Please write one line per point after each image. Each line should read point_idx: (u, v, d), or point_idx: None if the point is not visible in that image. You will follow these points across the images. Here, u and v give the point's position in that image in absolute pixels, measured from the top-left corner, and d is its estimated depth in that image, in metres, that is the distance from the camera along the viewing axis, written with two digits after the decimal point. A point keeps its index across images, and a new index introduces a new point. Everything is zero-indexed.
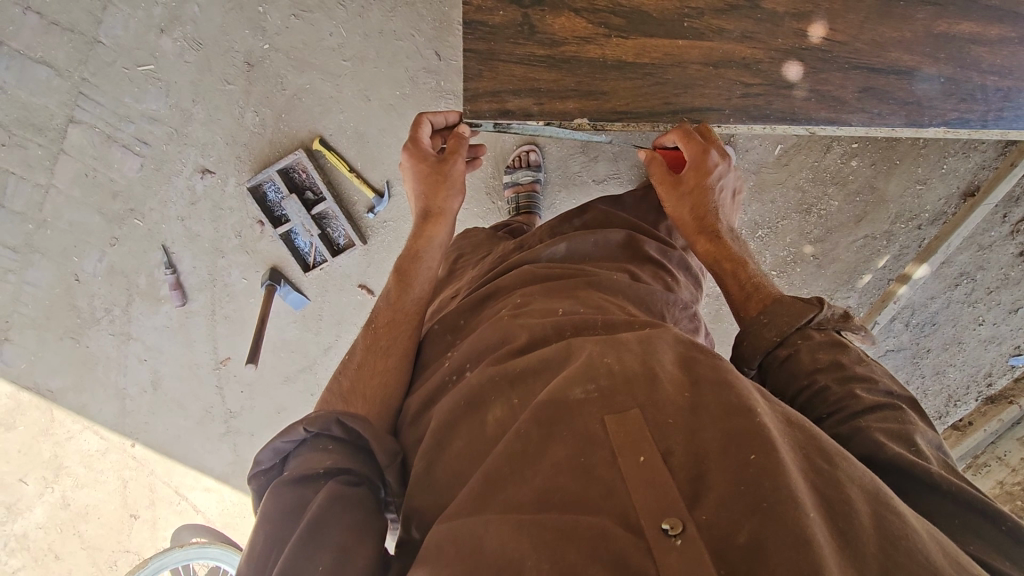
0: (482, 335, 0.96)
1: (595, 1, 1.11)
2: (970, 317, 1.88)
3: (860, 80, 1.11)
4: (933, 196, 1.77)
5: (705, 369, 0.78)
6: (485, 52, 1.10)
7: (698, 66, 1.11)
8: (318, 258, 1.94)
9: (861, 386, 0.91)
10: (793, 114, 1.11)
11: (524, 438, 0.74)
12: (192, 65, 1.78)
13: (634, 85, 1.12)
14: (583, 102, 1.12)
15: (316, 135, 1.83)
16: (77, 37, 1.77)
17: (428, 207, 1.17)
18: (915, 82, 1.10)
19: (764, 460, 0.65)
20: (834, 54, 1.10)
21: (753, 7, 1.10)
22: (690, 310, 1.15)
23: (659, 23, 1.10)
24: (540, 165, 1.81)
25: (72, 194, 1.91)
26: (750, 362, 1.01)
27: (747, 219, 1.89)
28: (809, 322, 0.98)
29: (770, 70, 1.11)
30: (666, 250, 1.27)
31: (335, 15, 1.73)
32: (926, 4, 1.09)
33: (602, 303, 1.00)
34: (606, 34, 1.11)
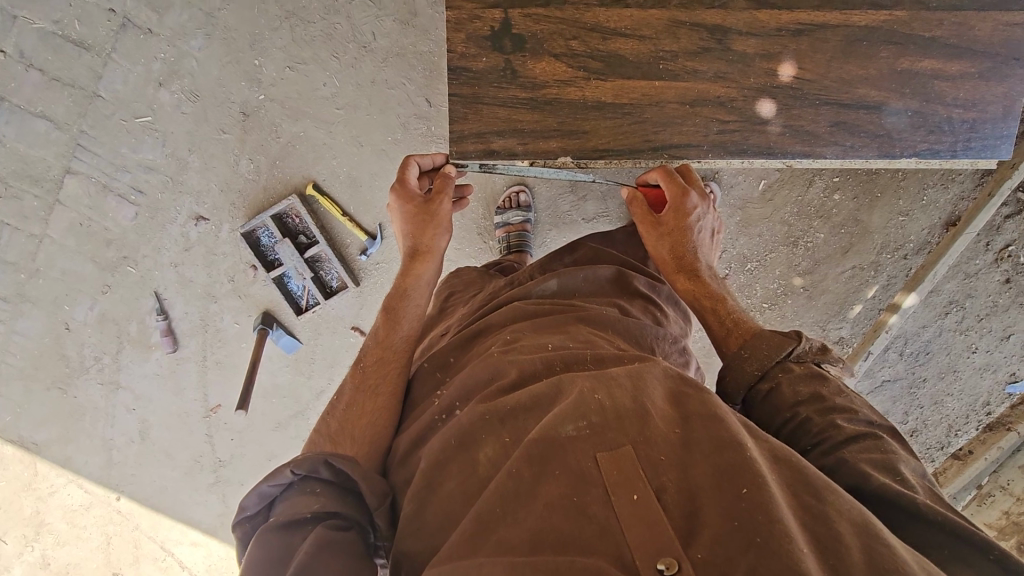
0: (473, 369, 0.96)
1: (574, 46, 1.14)
2: (962, 345, 1.89)
3: (831, 114, 1.14)
4: (916, 226, 1.82)
5: (695, 404, 0.78)
6: (469, 95, 1.14)
7: (674, 105, 1.15)
8: (311, 300, 1.95)
9: (842, 416, 0.90)
10: (768, 149, 1.15)
11: (516, 477, 0.72)
12: (189, 116, 1.83)
13: (615, 124, 1.15)
14: (566, 141, 1.15)
15: (309, 181, 1.87)
16: (77, 92, 1.82)
17: (416, 245, 1.19)
18: (883, 116, 1.14)
19: (755, 495, 0.64)
20: (806, 92, 1.14)
21: (724, 49, 1.14)
22: (680, 343, 1.15)
23: (636, 65, 1.14)
24: (529, 205, 1.85)
25: (66, 243, 1.93)
26: (734, 396, 1.01)
27: (736, 253, 1.94)
28: (789, 355, 0.99)
29: (745, 108, 1.15)
30: (655, 285, 1.28)
31: (328, 66, 1.79)
32: (889, 43, 1.12)
33: (591, 338, 1.00)
34: (586, 77, 1.15)
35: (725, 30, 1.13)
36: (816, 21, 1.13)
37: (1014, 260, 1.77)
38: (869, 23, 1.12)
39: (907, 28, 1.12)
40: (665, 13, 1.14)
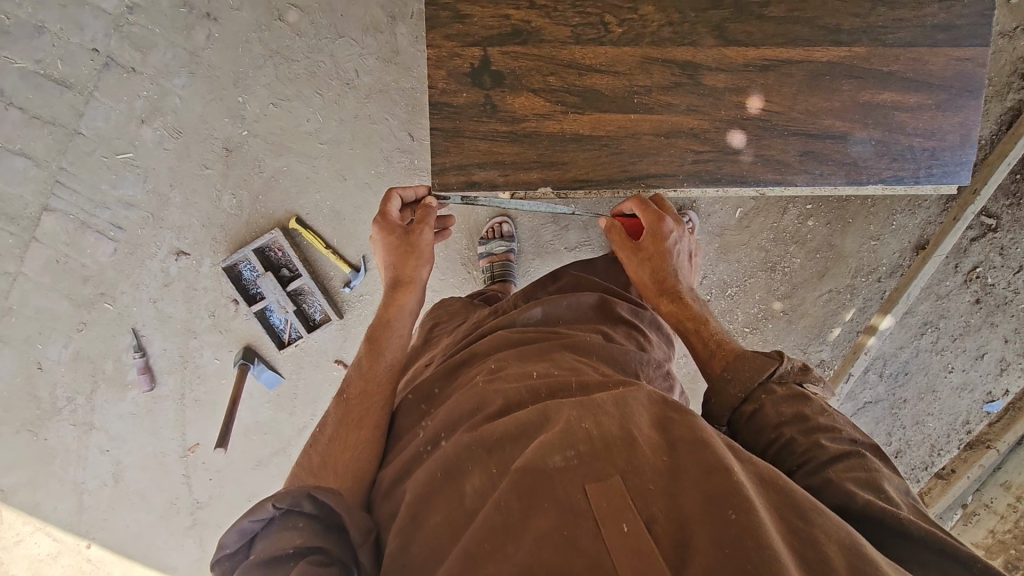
0: (458, 399, 0.95)
1: (551, 81, 1.18)
2: (940, 364, 1.99)
3: (799, 144, 1.19)
4: (888, 250, 1.91)
5: (681, 429, 0.78)
6: (451, 129, 1.17)
7: (649, 137, 1.18)
8: (293, 334, 1.92)
9: (826, 436, 0.91)
10: (741, 177, 1.19)
11: (505, 510, 0.71)
12: (172, 152, 1.84)
13: (593, 155, 1.18)
14: (546, 172, 1.18)
15: (292, 215, 1.87)
16: (58, 129, 1.82)
17: (398, 275, 1.19)
18: (849, 145, 1.18)
19: (744, 519, 0.64)
20: (774, 124, 1.18)
21: (694, 83, 1.18)
22: (663, 367, 1.15)
23: (611, 99, 1.18)
24: (513, 235, 1.88)
25: (42, 281, 1.89)
26: (720, 418, 1.02)
27: (716, 279, 1.98)
28: (771, 376, 1.00)
29: (717, 139, 1.18)
30: (638, 310, 1.29)
31: (312, 102, 1.81)
32: (851, 76, 1.17)
33: (576, 364, 1.01)
34: (563, 110, 1.18)
35: (696, 66, 1.18)
36: (777, 57, 1.17)
37: (981, 281, 1.94)
38: (830, 57, 1.17)
39: (866, 64, 1.17)
40: (637, 50, 1.18)
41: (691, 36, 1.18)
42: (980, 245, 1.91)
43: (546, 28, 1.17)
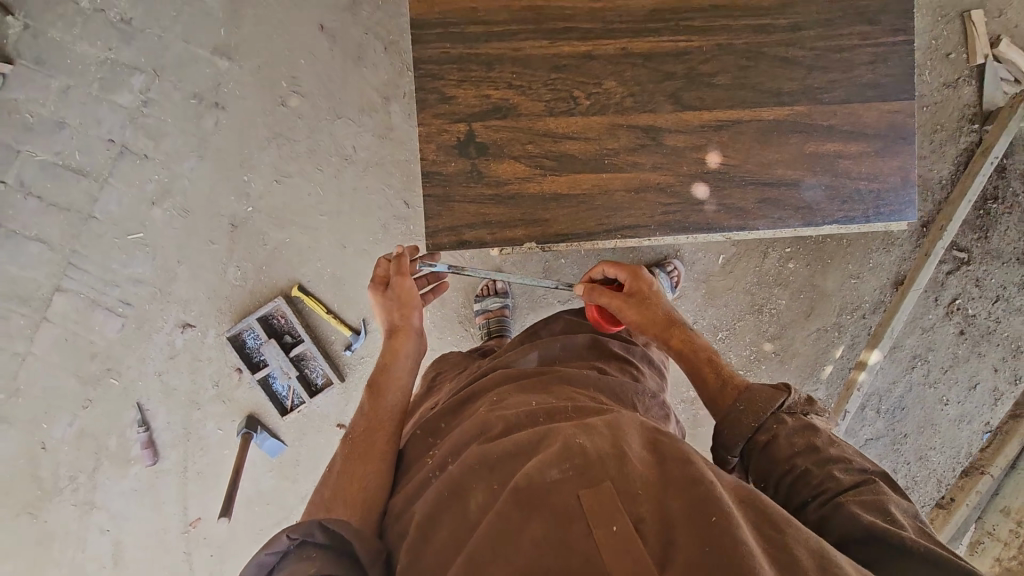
0: (461, 429, 0.99)
1: (530, 148, 1.26)
2: (935, 397, 2.07)
3: (756, 193, 1.27)
4: (868, 287, 2.02)
5: (669, 448, 0.82)
6: (442, 195, 1.25)
7: (621, 193, 1.26)
8: (296, 400, 1.96)
9: (839, 467, 0.95)
10: (707, 226, 1.27)
11: (504, 517, 0.74)
12: (180, 230, 1.94)
13: (572, 212, 1.26)
14: (529, 229, 1.26)
15: (294, 283, 1.95)
16: (73, 214, 1.93)
17: (391, 322, 1.25)
18: (802, 190, 1.26)
19: (724, 523, 0.69)
20: (733, 175, 1.26)
21: (656, 143, 1.26)
22: (658, 397, 1.20)
23: (583, 161, 1.26)
24: (506, 291, 1.96)
25: (50, 359, 1.95)
26: (731, 449, 1.03)
27: (706, 324, 2.04)
28: (782, 406, 1.01)
29: (682, 191, 1.26)
30: (629, 346, 1.34)
31: (313, 178, 1.94)
32: (796, 129, 1.26)
33: (573, 394, 1.05)
34: (541, 174, 1.26)
35: (657, 129, 1.26)
36: (729, 117, 1.26)
37: (962, 312, 2.06)
38: (777, 115, 1.26)
39: (809, 118, 1.26)
40: (605, 118, 1.26)
41: (650, 104, 1.26)
42: (956, 278, 2.06)
43: (521, 104, 1.25)
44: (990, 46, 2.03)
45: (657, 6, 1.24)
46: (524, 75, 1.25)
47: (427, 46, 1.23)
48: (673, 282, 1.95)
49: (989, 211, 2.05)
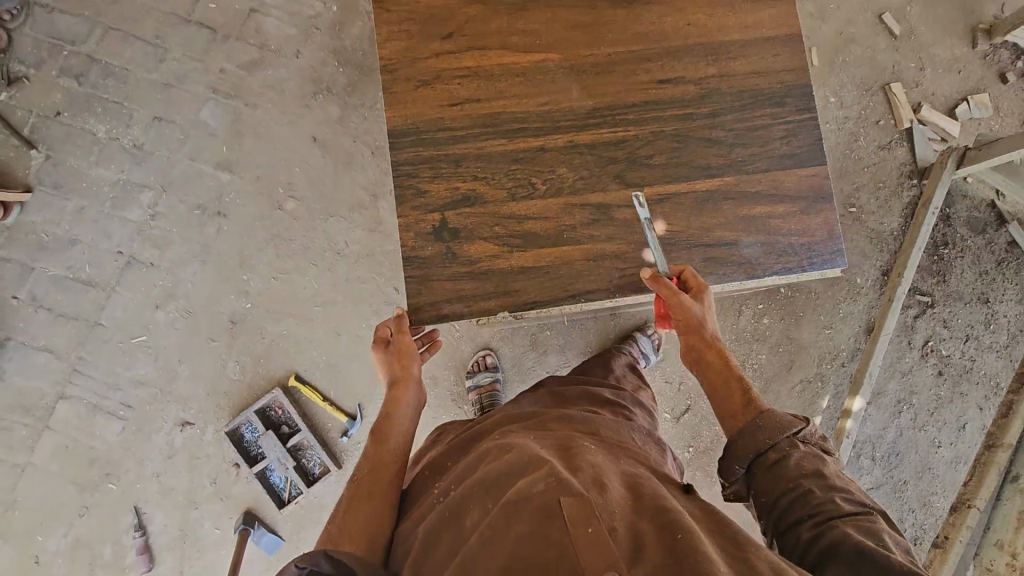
0: (461, 466, 1.04)
1: (495, 224, 1.08)
2: (927, 441, 2.12)
3: (700, 254, 1.09)
4: (842, 336, 2.14)
5: (646, 485, 0.91)
6: (418, 276, 1.06)
7: (581, 262, 1.08)
8: (293, 491, 1.97)
9: (840, 494, 0.98)
10: (663, 285, 1.09)
11: (494, 525, 0.80)
12: (182, 330, 2.04)
13: (541, 283, 1.08)
14: (503, 304, 1.07)
15: (292, 373, 2.02)
16: (81, 322, 2.04)
17: (392, 374, 1.29)
18: (741, 249, 1.09)
19: (688, 537, 0.77)
20: (682, 242, 1.09)
21: (605, 213, 1.09)
22: (651, 436, 1.28)
23: (546, 231, 1.08)
24: (497, 366, 2.04)
25: (50, 467, 1.98)
26: (739, 462, 1.07)
27: (694, 384, 2.10)
28: (797, 433, 1.06)
29: (634, 258, 1.09)
30: (619, 392, 1.41)
31: (308, 272, 2.07)
32: (727, 195, 1.10)
33: (571, 431, 1.12)
34: (505, 248, 1.08)
35: (606, 205, 1.09)
36: (672, 189, 1.10)
37: (936, 354, 2.15)
38: (709, 187, 1.10)
39: (742, 184, 1.10)
40: (562, 197, 1.09)
41: (598, 183, 1.09)
42: (923, 321, 2.16)
43: (483, 189, 1.08)
44: (914, 112, 2.29)
45: (595, 102, 1.10)
46: (486, 167, 1.08)
47: (399, 150, 1.08)
48: (654, 346, 2.04)
49: (942, 256, 2.19)
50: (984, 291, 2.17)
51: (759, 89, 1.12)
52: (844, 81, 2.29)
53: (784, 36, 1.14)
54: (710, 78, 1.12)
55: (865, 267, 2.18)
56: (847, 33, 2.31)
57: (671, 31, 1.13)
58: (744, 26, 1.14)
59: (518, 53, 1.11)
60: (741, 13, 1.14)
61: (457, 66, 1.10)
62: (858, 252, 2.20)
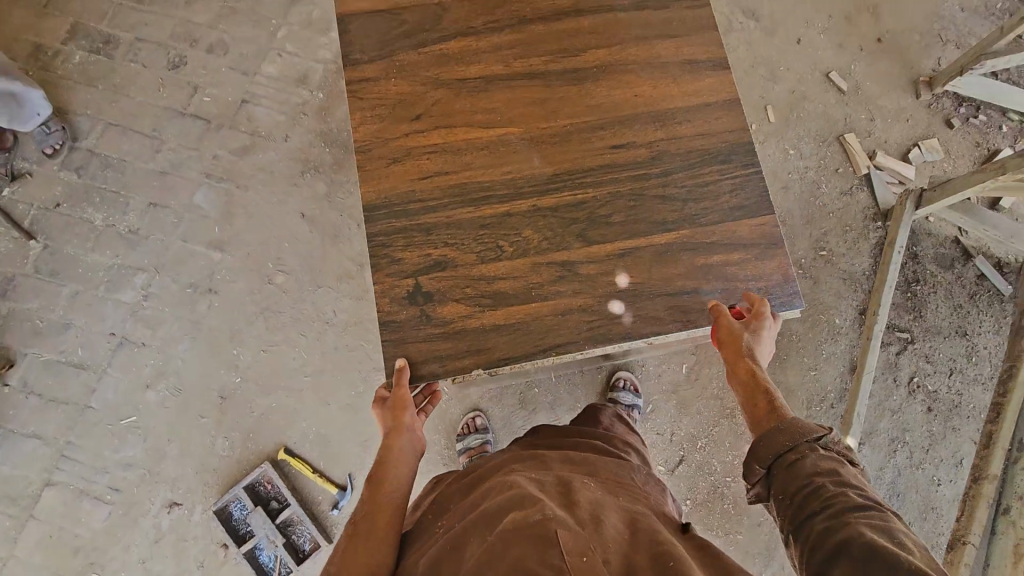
0: (465, 506, 1.08)
1: (467, 286, 1.13)
2: (926, 480, 2.12)
3: (665, 302, 1.14)
4: (828, 377, 2.20)
5: (643, 520, 1.02)
6: (396, 338, 1.11)
7: (549, 317, 1.13)
8: (283, 570, 1.94)
9: (855, 492, 0.89)
10: (629, 335, 1.13)
11: (492, 549, 0.85)
12: (171, 408, 2.05)
13: (513, 339, 1.12)
14: (478, 361, 1.11)
15: (281, 446, 2.02)
16: (70, 406, 2.05)
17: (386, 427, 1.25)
18: (702, 296, 1.15)
19: (677, 565, 0.87)
20: (645, 292, 1.15)
21: (569, 269, 1.15)
22: (654, 477, 1.31)
23: (516, 290, 1.14)
24: (486, 426, 2.05)
25: (34, 558, 1.95)
26: (758, 460, 0.98)
27: (684, 434, 2.11)
28: (818, 438, 0.96)
29: (600, 309, 1.14)
30: (616, 440, 1.45)
31: (298, 343, 2.11)
32: (684, 246, 1.17)
33: (568, 470, 1.17)
34: (478, 308, 1.13)
35: (569, 262, 1.15)
36: (632, 245, 1.16)
37: (923, 390, 2.17)
38: (667, 240, 1.17)
39: (698, 236, 1.17)
40: (528, 257, 1.15)
41: (562, 242, 1.16)
42: (906, 357, 2.19)
43: (455, 254, 1.14)
44: (870, 159, 2.42)
45: (554, 170, 1.19)
46: (456, 234, 1.15)
47: (375, 222, 1.16)
48: (632, 390, 2.10)
49: (916, 292, 2.25)
50: (961, 324, 2.22)
51: (706, 148, 1.22)
52: (802, 134, 2.43)
53: (726, 100, 1.25)
54: (660, 140, 1.22)
55: (842, 308, 2.25)
56: (798, 91, 2.48)
57: (621, 102, 1.24)
58: (687, 93, 1.24)
59: (481, 130, 1.20)
60: (684, 81, 1.25)
61: (425, 143, 1.19)
62: (834, 293, 2.26)
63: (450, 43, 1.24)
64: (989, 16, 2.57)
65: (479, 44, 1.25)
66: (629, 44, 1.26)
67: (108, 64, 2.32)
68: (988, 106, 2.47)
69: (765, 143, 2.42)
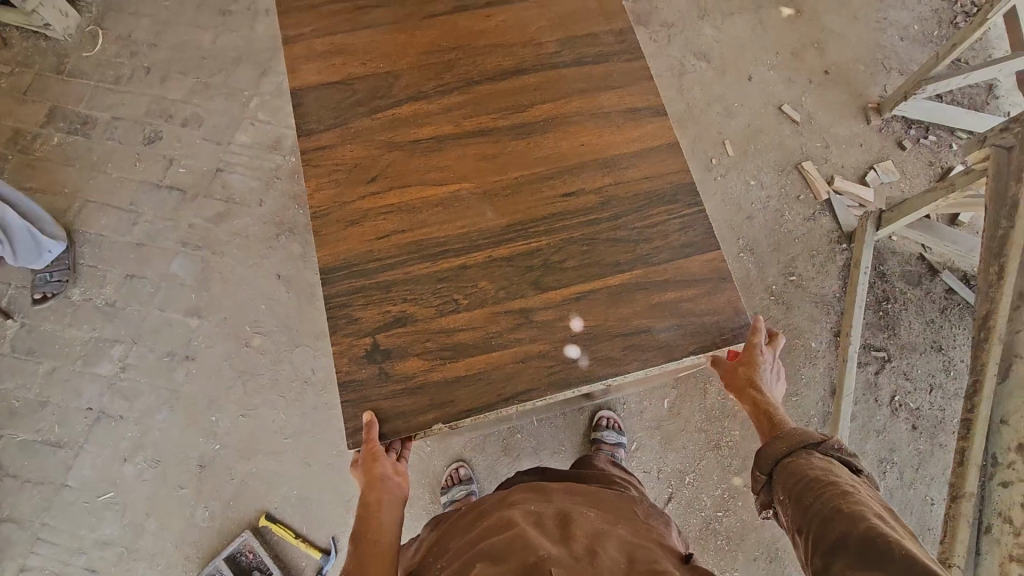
0: (473, 534, 1.18)
1: (426, 341, 1.15)
2: (920, 500, 2.09)
3: (620, 343, 1.16)
4: (809, 401, 2.20)
5: (642, 551, 1.12)
6: (356, 398, 1.12)
7: (508, 366, 1.14)
8: None
9: (846, 483, 1.01)
10: (587, 378, 1.15)
11: None
12: (149, 481, 2.02)
13: (474, 390, 1.13)
14: (439, 415, 1.12)
15: (262, 512, 2.01)
16: (46, 486, 2.02)
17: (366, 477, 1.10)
18: (656, 333, 1.17)
19: None
20: (599, 333, 1.17)
21: (525, 316, 1.17)
22: (656, 506, 1.42)
23: (474, 341, 1.15)
24: (470, 476, 2.03)
25: None
26: (763, 466, 1.12)
27: (671, 470, 2.09)
28: (814, 443, 1.10)
29: (557, 354, 1.15)
30: (610, 473, 1.52)
31: (276, 404, 2.10)
32: (634, 286, 1.19)
33: (568, 500, 1.26)
34: (438, 361, 1.14)
35: (525, 309, 1.17)
36: (585, 288, 1.19)
37: (906, 408, 2.17)
38: (620, 281, 1.20)
39: (648, 276, 1.20)
40: (485, 308, 1.17)
41: (516, 291, 1.18)
42: (885, 376, 2.20)
43: (414, 309, 1.17)
44: (829, 184, 2.50)
45: (507, 221, 1.23)
46: (413, 290, 1.18)
47: (333, 284, 1.18)
48: (615, 428, 2.09)
49: (888, 311, 2.28)
50: (936, 339, 2.24)
51: (651, 190, 1.25)
52: (761, 165, 2.51)
53: (668, 144, 1.29)
54: (607, 185, 1.25)
55: (817, 331, 2.28)
56: (754, 124, 2.57)
57: (568, 151, 1.28)
58: (632, 138, 1.29)
59: (434, 188, 1.25)
60: (627, 129, 1.30)
61: (381, 204, 1.23)
62: (808, 317, 2.29)
63: (401, 109, 1.30)
64: (928, 43, 2.71)
65: (429, 108, 1.30)
66: (573, 97, 1.31)
67: (85, 143, 2.40)
68: (936, 127, 2.57)
69: (727, 175, 2.49)
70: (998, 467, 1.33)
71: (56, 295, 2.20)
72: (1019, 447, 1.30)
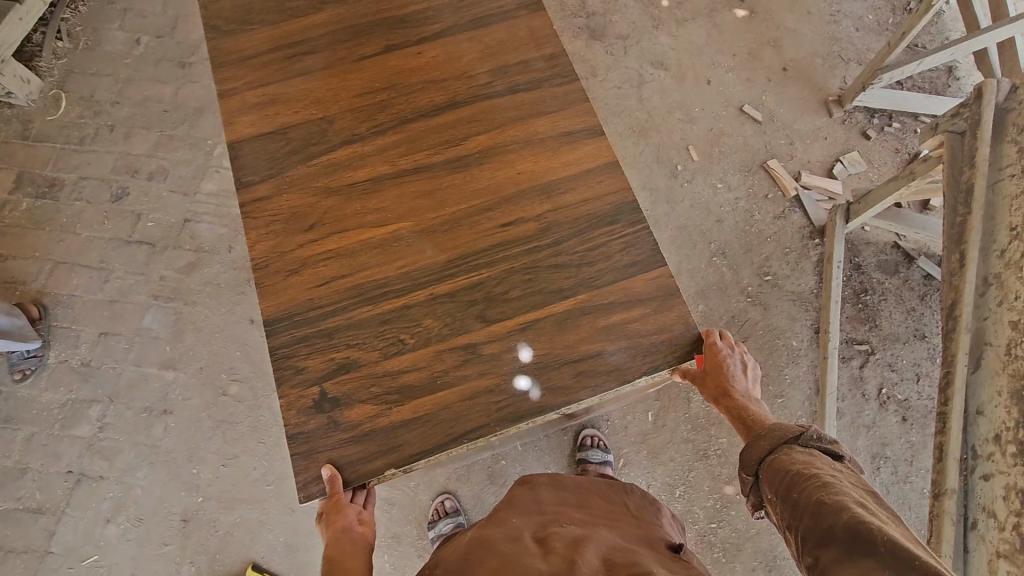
0: (453, 555, 1.14)
1: (373, 384, 1.14)
2: (915, 493, 2.05)
3: (571, 370, 1.15)
4: (795, 401, 2.18)
5: (620, 550, 1.09)
6: (304, 450, 1.10)
7: (457, 404, 1.13)
8: None
9: (828, 473, 0.98)
10: (540, 408, 1.13)
11: None
12: (134, 540, 2.00)
13: (423, 430, 1.11)
14: (390, 459, 1.10)
15: (249, 562, 1.98)
16: (30, 554, 2.00)
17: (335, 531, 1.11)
18: (606, 356, 1.16)
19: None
20: (547, 361, 1.15)
21: (472, 352, 1.16)
22: (647, 495, 1.44)
23: (422, 382, 1.14)
24: (457, 508, 2.00)
25: None
26: (748, 466, 1.11)
27: (660, 484, 2.05)
28: (796, 437, 1.08)
29: (508, 387, 1.14)
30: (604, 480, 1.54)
31: (257, 451, 2.08)
32: (582, 311, 1.18)
33: (558, 508, 1.28)
34: (387, 406, 1.12)
35: (472, 344, 1.16)
36: (531, 318, 1.18)
37: (894, 400, 2.14)
38: (567, 307, 1.18)
39: (594, 300, 1.19)
40: (430, 346, 1.16)
41: (462, 326, 1.17)
42: (870, 369, 2.18)
43: (359, 354, 1.16)
44: (796, 180, 2.49)
45: (449, 255, 1.22)
46: (357, 334, 1.17)
47: (277, 335, 1.18)
48: (601, 446, 2.06)
49: (866, 302, 2.26)
50: (918, 326, 2.21)
51: (592, 212, 1.24)
52: (727, 167, 2.51)
53: (606, 163, 1.28)
54: (548, 212, 1.25)
55: (797, 329, 2.26)
56: (716, 128, 2.57)
57: (505, 180, 1.27)
58: (570, 162, 1.28)
59: (373, 229, 1.24)
60: (563, 152, 1.29)
61: (322, 251, 1.23)
62: (787, 316, 2.28)
63: (336, 154, 1.30)
64: (882, 32, 2.72)
65: (363, 149, 1.30)
66: (509, 125, 1.31)
67: (53, 206, 2.41)
68: (899, 114, 2.57)
69: (694, 181, 2.49)
70: (977, 460, 1.31)
71: (35, 371, 2.19)
72: (997, 437, 1.28)
